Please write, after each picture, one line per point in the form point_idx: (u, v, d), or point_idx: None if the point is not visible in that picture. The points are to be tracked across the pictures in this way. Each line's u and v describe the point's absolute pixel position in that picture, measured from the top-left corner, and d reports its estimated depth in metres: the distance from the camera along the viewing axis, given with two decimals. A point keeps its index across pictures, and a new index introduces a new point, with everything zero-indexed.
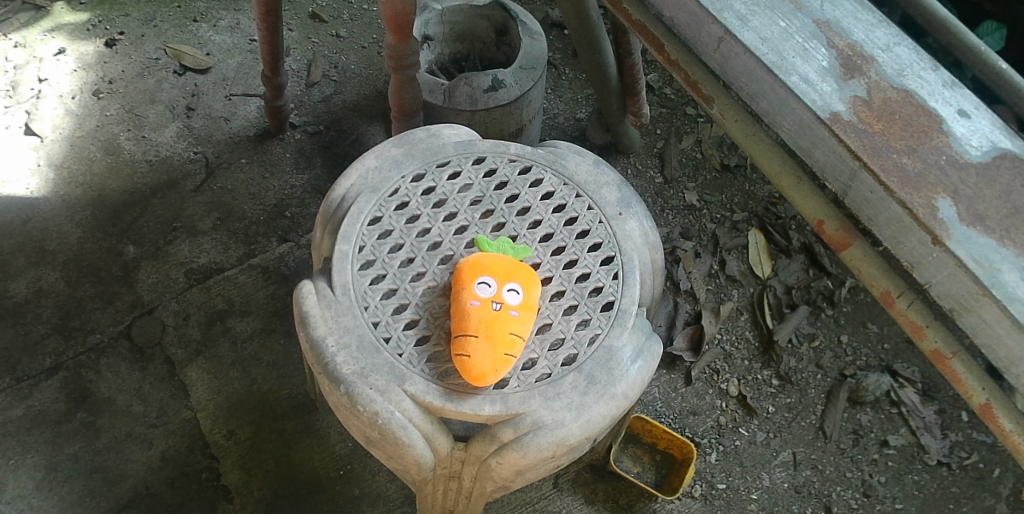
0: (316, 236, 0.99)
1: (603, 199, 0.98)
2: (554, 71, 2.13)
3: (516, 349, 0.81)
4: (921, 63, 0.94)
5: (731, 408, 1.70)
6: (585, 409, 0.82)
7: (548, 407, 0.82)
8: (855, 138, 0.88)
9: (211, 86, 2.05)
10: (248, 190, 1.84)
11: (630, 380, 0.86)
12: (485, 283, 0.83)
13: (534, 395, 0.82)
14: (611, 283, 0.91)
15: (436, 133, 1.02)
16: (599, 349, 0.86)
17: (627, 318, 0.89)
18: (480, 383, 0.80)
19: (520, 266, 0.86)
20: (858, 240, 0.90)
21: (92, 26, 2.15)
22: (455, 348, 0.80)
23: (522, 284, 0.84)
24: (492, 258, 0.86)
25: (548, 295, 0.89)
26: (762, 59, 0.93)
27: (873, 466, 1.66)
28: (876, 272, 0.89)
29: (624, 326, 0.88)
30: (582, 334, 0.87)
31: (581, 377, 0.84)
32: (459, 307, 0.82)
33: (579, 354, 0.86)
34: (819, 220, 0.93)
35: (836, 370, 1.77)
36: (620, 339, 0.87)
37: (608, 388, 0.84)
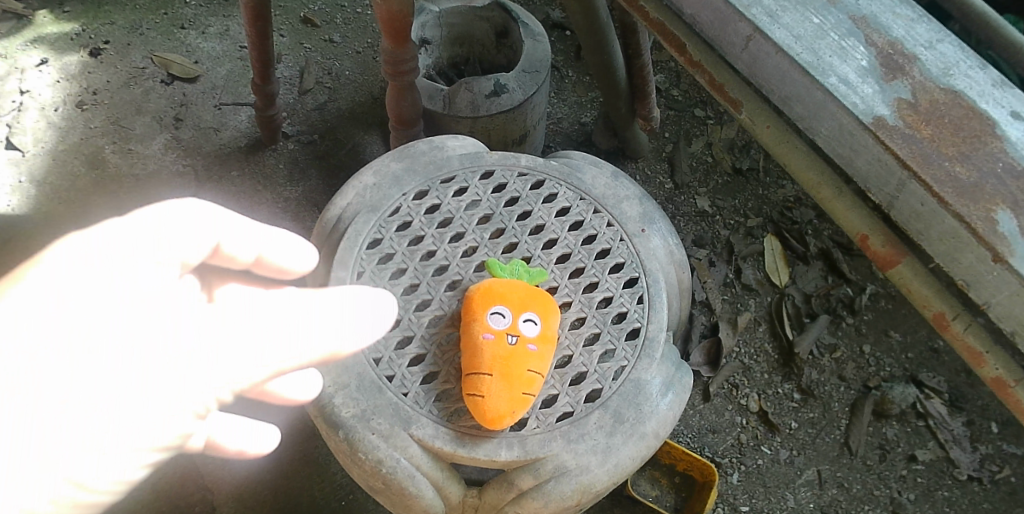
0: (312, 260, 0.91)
1: (625, 214, 0.89)
2: (556, 74, 2.05)
3: (534, 388, 0.73)
4: (967, 62, 0.86)
5: (752, 425, 1.62)
6: (613, 451, 0.74)
7: (571, 451, 0.74)
8: (903, 145, 0.80)
9: (200, 96, 1.97)
10: (241, 203, 1.76)
11: (660, 416, 0.78)
12: (498, 313, 0.75)
13: (556, 437, 0.74)
14: (636, 307, 0.83)
15: (439, 145, 0.93)
16: (625, 384, 0.78)
17: (656, 348, 0.81)
18: (494, 427, 0.71)
19: (536, 293, 0.78)
20: (906, 257, 0.82)
21: (75, 35, 2.07)
22: (466, 389, 0.72)
23: (539, 314, 0.76)
24: (505, 284, 0.78)
25: (568, 323, 0.81)
26: (796, 58, 0.85)
27: (901, 482, 1.58)
28: (927, 292, 0.81)
29: (652, 357, 0.80)
30: (606, 367, 0.79)
31: (607, 416, 0.76)
32: (471, 340, 0.74)
33: (603, 389, 0.77)
34: (863, 234, 0.86)
35: (860, 382, 1.69)
36: (648, 372, 0.79)
37: (638, 431, 0.76)
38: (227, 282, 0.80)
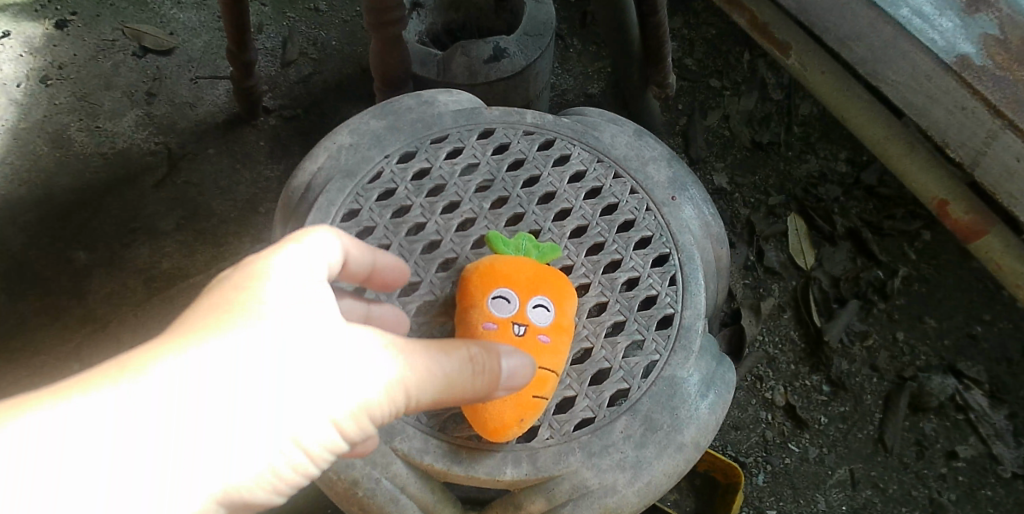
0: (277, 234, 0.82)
1: (651, 180, 0.78)
2: (560, 42, 1.90)
3: (547, 387, 0.66)
4: None
5: (778, 421, 1.49)
6: (645, 464, 0.66)
7: (592, 467, 0.65)
8: (995, 88, 0.76)
9: (175, 69, 1.81)
10: (217, 183, 1.61)
11: (700, 421, 0.69)
12: (501, 299, 0.66)
13: (575, 450, 0.66)
14: (667, 290, 0.73)
15: (429, 99, 0.81)
16: (657, 383, 0.69)
17: (694, 339, 0.71)
18: (499, 438, 0.65)
19: (549, 272, 0.69)
20: (995, 228, 0.80)
21: (40, 5, 1.90)
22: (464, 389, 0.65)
23: (551, 299, 0.67)
24: (510, 263, 0.69)
25: (586, 310, 0.71)
26: None
27: (941, 482, 1.45)
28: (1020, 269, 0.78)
29: (688, 351, 0.70)
30: (634, 364, 0.69)
31: (637, 422, 0.67)
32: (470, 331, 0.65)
33: (631, 389, 0.69)
34: (941, 200, 0.84)
35: (894, 373, 1.55)
36: (683, 368, 0.70)
37: (674, 440, 0.67)
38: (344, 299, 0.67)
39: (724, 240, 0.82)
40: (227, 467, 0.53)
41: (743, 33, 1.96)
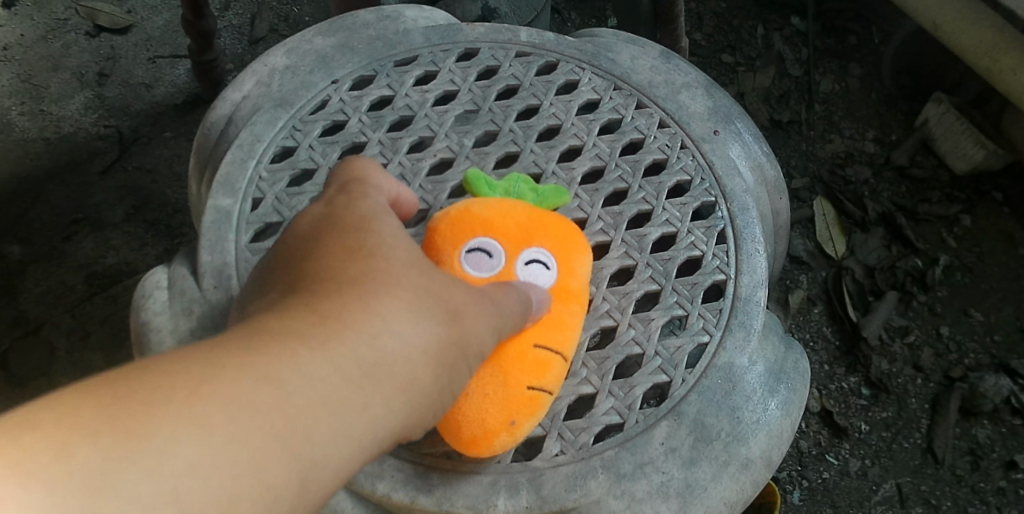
0: (194, 185, 0.78)
1: (687, 110, 0.75)
2: (557, 16, 1.73)
3: (551, 374, 0.58)
4: None
5: (813, 430, 1.30)
6: (696, 483, 0.58)
7: (623, 494, 0.57)
8: None
9: (132, 48, 1.64)
10: (173, 170, 1.44)
11: (770, 429, 0.61)
12: (481, 254, 0.59)
13: (599, 470, 0.58)
14: (712, 248, 0.68)
15: (392, 16, 0.80)
16: (709, 374, 0.62)
17: (753, 316, 0.65)
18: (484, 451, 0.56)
19: (544, 222, 0.63)
20: None
21: None
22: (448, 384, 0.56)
23: (547, 255, 0.61)
24: (489, 210, 0.62)
25: (607, 276, 0.65)
26: None
27: (1000, 497, 1.26)
28: None
29: (747, 333, 0.64)
30: (675, 350, 0.63)
31: (685, 427, 0.60)
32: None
33: (674, 383, 0.61)
34: None
35: (940, 373, 1.37)
36: (742, 354, 0.63)
37: (724, 456, 0.59)
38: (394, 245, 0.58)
39: (785, 188, 0.79)
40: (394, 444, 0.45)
41: (756, 7, 1.81)
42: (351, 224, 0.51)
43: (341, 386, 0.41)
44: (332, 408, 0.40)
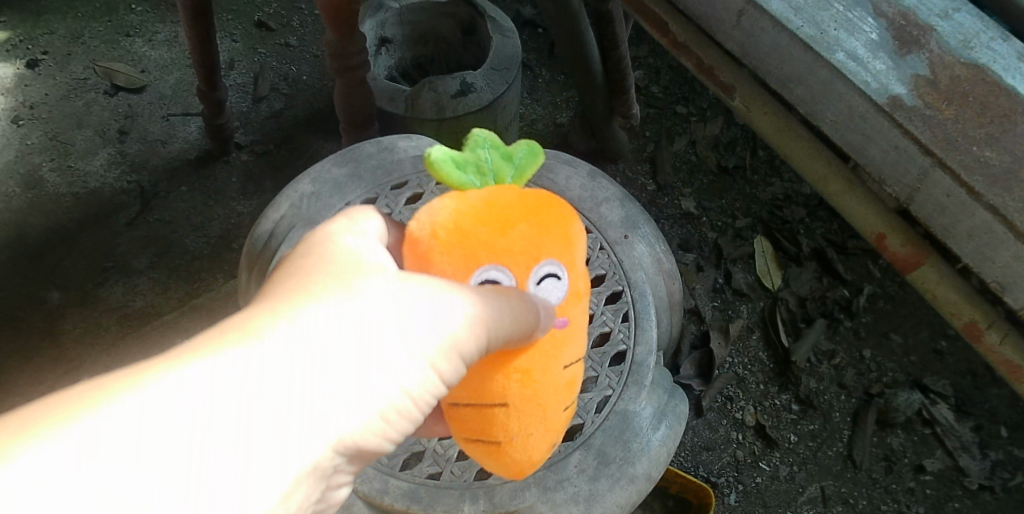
0: (244, 276, 0.96)
1: (607, 220, 0.96)
2: (528, 73, 1.94)
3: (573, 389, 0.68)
4: (987, 32, 0.76)
5: (748, 441, 1.50)
6: (597, 497, 0.78)
7: (547, 501, 0.78)
8: (925, 128, 0.69)
9: (148, 106, 1.82)
10: (189, 221, 1.63)
11: (651, 453, 0.82)
12: (491, 277, 0.59)
13: (530, 487, 0.78)
14: (620, 326, 0.89)
15: (389, 146, 1.01)
16: (611, 418, 0.83)
17: (644, 375, 0.86)
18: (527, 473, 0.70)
19: (544, 220, 0.61)
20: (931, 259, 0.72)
21: (13, 45, 1.90)
22: (480, 428, 0.64)
23: (554, 256, 0.61)
24: (488, 222, 0.59)
25: None
26: (796, 31, 0.74)
27: (910, 496, 1.48)
28: (956, 301, 0.70)
29: (640, 386, 0.85)
30: (588, 400, 0.84)
31: (591, 456, 0.80)
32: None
33: (585, 424, 0.83)
34: (879, 231, 0.76)
35: (861, 390, 1.58)
36: (637, 402, 0.84)
37: (618, 472, 0.80)
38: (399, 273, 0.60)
39: (678, 276, 1.00)
40: (346, 429, 0.50)
41: None
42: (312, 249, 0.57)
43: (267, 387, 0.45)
44: (254, 403, 0.44)
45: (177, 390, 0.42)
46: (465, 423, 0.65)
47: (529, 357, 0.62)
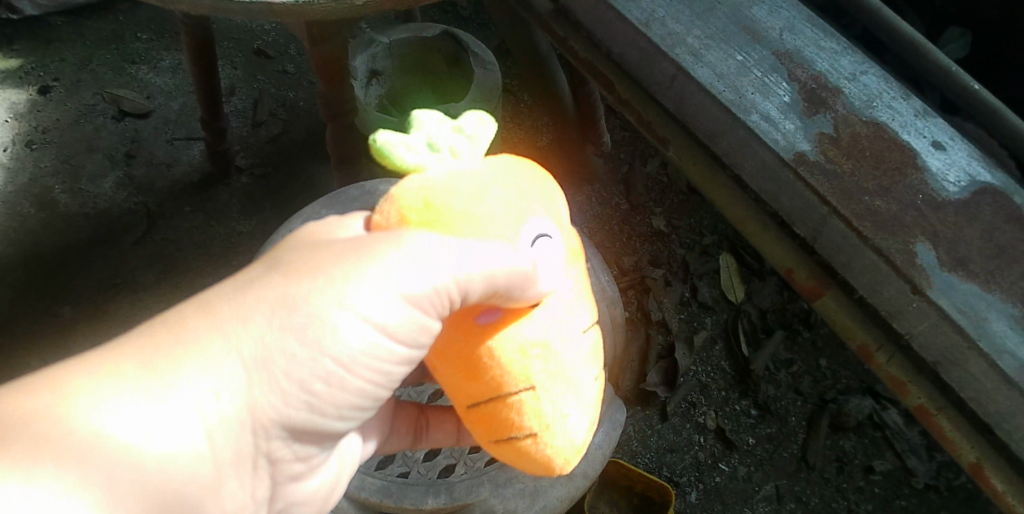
0: None
1: None
2: (511, 98, 2.06)
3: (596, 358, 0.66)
4: (892, 92, 0.91)
5: (709, 443, 1.63)
6: (540, 491, 0.92)
7: (499, 494, 0.91)
8: (823, 181, 0.82)
9: (153, 131, 1.93)
10: (193, 239, 1.76)
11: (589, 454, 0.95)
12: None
13: (484, 483, 0.92)
14: None
15: (369, 190, 1.13)
16: None
17: None
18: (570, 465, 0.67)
19: (519, 183, 0.63)
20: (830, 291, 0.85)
21: (25, 72, 1.98)
22: (507, 425, 0.62)
23: (543, 213, 0.61)
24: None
25: None
26: (719, 97, 0.87)
27: (859, 494, 1.61)
28: (850, 324, 0.84)
29: None
30: None
31: None
32: (466, 331, 0.61)
33: None
34: (788, 268, 0.89)
35: (817, 395, 1.70)
36: None
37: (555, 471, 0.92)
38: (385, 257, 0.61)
39: (619, 301, 1.12)
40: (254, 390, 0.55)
41: None
42: (308, 232, 0.64)
43: (197, 364, 0.53)
44: (182, 371, 0.53)
45: (92, 367, 0.51)
46: (489, 421, 0.63)
47: (542, 325, 0.60)
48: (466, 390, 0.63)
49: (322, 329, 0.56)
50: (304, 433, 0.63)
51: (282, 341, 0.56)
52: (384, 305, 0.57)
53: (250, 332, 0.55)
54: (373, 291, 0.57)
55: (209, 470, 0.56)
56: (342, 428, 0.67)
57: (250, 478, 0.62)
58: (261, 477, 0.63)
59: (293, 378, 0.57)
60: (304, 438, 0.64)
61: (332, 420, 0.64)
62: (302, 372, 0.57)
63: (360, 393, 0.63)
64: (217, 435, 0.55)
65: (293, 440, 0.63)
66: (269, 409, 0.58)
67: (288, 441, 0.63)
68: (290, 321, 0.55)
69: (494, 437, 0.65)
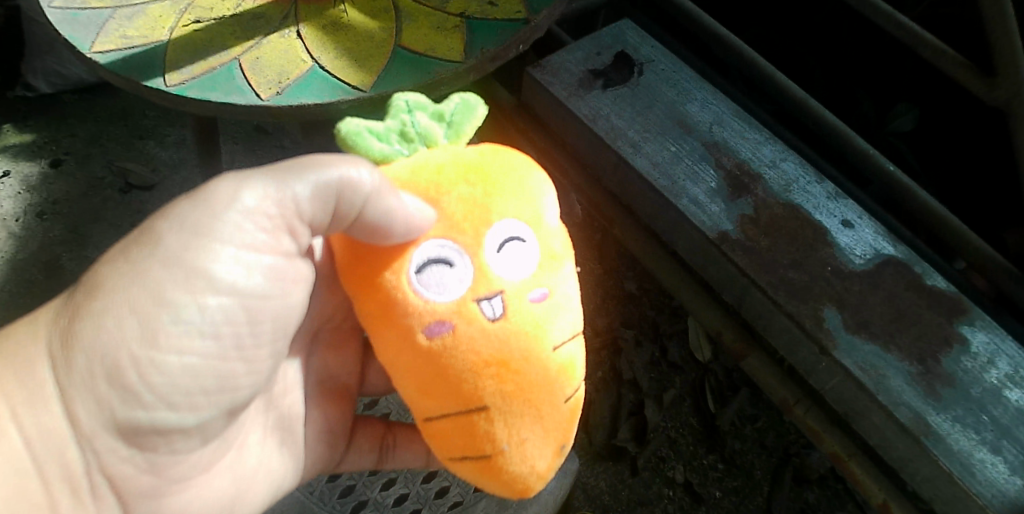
0: None
1: None
2: None
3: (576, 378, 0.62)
4: (807, 177, 1.04)
5: (678, 497, 1.62)
6: None
7: None
8: (743, 256, 0.97)
9: (159, 201, 1.80)
10: None
11: (544, 500, 1.01)
12: (444, 252, 0.58)
13: None
14: None
15: None
16: None
17: None
18: (537, 490, 0.63)
19: (488, 175, 0.60)
20: (754, 351, 1.02)
21: (39, 146, 1.86)
22: (465, 443, 0.59)
23: (512, 216, 0.59)
24: (427, 192, 0.59)
25: None
26: (654, 183, 1.03)
27: None
28: (774, 383, 1.01)
29: None
30: None
31: (495, 501, 0.97)
32: (416, 343, 0.57)
33: None
34: (720, 331, 1.06)
35: (781, 450, 1.68)
36: None
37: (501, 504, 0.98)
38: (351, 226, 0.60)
39: None
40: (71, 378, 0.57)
41: None
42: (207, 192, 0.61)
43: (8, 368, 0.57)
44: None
45: None
46: (450, 439, 0.59)
47: (499, 340, 0.56)
48: (418, 402, 0.60)
49: (111, 306, 0.56)
50: (140, 438, 0.61)
51: (70, 331, 0.56)
52: (175, 270, 0.57)
53: (37, 343, 0.57)
54: (160, 260, 0.57)
55: (34, 492, 0.58)
56: (191, 426, 0.63)
57: (89, 503, 0.61)
58: (99, 498, 0.62)
59: (94, 370, 0.56)
60: (143, 443, 0.62)
61: (172, 416, 0.61)
62: (102, 360, 0.56)
63: (195, 378, 0.60)
64: (32, 449, 0.57)
65: (128, 446, 0.61)
66: (77, 413, 0.58)
67: (124, 448, 0.61)
68: (76, 310, 0.57)
69: (448, 454, 0.61)
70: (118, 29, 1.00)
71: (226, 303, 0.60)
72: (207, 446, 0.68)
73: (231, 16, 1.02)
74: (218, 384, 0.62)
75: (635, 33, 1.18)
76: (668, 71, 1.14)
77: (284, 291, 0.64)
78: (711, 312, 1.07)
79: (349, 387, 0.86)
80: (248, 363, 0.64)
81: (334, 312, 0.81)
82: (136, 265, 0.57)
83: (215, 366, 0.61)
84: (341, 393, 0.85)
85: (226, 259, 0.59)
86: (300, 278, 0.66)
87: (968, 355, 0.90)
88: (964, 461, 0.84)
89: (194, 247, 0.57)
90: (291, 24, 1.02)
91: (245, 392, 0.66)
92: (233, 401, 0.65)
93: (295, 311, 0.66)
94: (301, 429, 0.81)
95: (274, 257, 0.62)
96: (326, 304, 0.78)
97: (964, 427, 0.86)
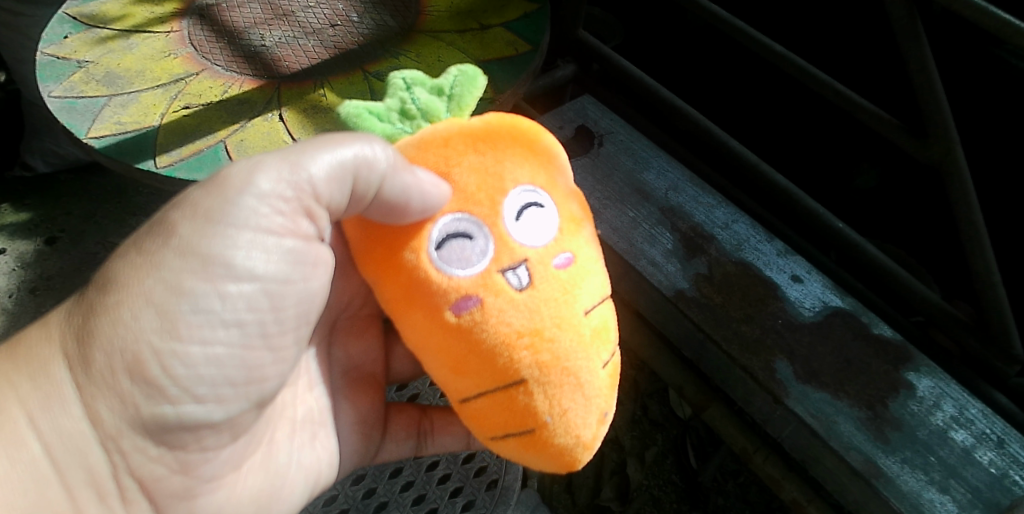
0: None
1: None
2: None
3: (608, 342, 0.63)
4: (757, 236, 1.11)
5: None
6: None
7: None
8: (698, 311, 1.03)
9: None
10: None
11: None
12: (462, 226, 0.60)
13: None
14: (493, 462, 1.10)
15: None
16: None
17: (510, 496, 1.07)
18: (584, 461, 0.64)
19: (496, 143, 0.64)
20: (714, 403, 1.09)
21: (34, 224, 1.92)
22: (508, 421, 0.60)
23: (522, 183, 0.62)
24: (437, 166, 0.63)
25: (436, 479, 1.07)
26: (615, 247, 1.10)
27: None
28: (738, 433, 1.07)
29: (507, 503, 1.06)
30: None
31: None
32: (446, 322, 0.59)
33: None
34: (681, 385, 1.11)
35: (764, 505, 1.63)
36: None
37: None
38: (370, 206, 0.63)
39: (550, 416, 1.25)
40: (93, 377, 0.59)
41: None
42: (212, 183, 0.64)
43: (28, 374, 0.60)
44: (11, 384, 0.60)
45: None
46: (492, 418, 0.61)
47: (529, 309, 0.58)
48: (454, 384, 0.62)
49: (127, 301, 0.58)
50: (166, 435, 0.63)
51: (85, 329, 0.59)
52: (190, 261, 0.59)
53: (52, 343, 0.60)
54: (176, 249, 0.60)
55: (57, 498, 0.60)
56: (219, 420, 0.66)
57: (116, 504, 0.64)
58: (128, 502, 0.65)
59: (114, 365, 0.59)
60: (171, 441, 0.64)
61: (199, 409, 0.63)
62: (122, 356, 0.59)
63: (219, 369, 0.62)
64: (55, 457, 0.60)
65: (156, 445, 0.64)
66: (98, 413, 0.60)
67: (152, 447, 0.64)
68: (90, 308, 0.60)
69: (490, 434, 0.63)
70: (113, 115, 1.08)
71: (247, 289, 0.62)
72: (237, 442, 0.71)
73: (219, 102, 1.11)
74: (244, 376, 0.65)
75: (595, 108, 1.28)
76: (626, 142, 1.23)
77: (307, 276, 0.66)
78: (676, 368, 1.13)
79: (376, 376, 0.90)
80: (274, 351, 0.67)
81: (352, 299, 0.84)
82: (150, 261, 0.59)
83: (239, 356, 0.64)
84: (368, 382, 0.89)
85: (242, 245, 0.61)
86: (320, 262, 0.68)
87: (914, 399, 0.96)
88: (913, 500, 0.89)
89: (208, 236, 0.60)
90: (274, 109, 1.10)
91: (271, 384, 0.69)
92: (260, 394, 0.68)
93: (317, 296, 0.69)
94: (331, 421, 0.84)
95: (294, 241, 0.64)
96: (343, 290, 0.81)
97: (912, 468, 0.91)
